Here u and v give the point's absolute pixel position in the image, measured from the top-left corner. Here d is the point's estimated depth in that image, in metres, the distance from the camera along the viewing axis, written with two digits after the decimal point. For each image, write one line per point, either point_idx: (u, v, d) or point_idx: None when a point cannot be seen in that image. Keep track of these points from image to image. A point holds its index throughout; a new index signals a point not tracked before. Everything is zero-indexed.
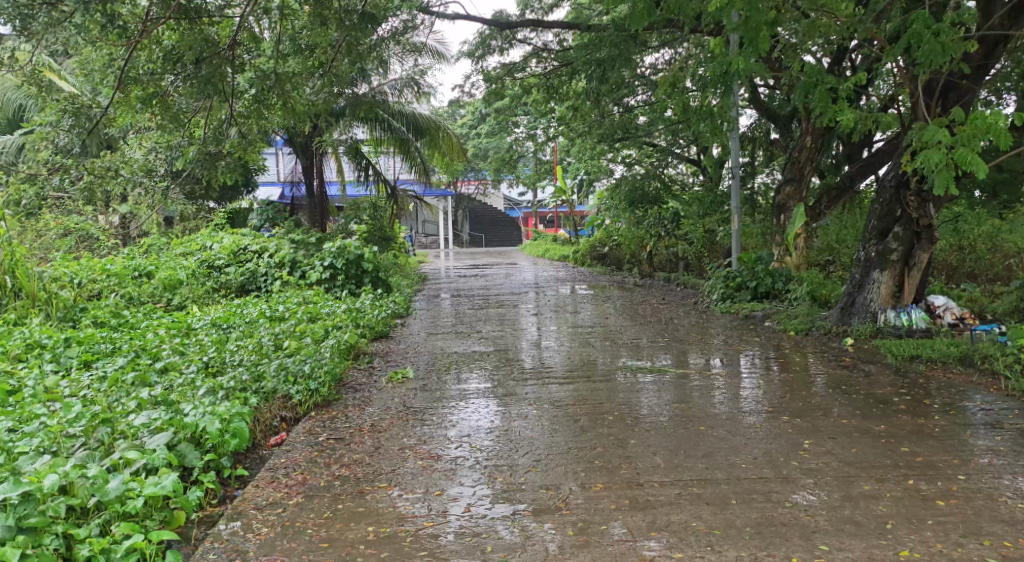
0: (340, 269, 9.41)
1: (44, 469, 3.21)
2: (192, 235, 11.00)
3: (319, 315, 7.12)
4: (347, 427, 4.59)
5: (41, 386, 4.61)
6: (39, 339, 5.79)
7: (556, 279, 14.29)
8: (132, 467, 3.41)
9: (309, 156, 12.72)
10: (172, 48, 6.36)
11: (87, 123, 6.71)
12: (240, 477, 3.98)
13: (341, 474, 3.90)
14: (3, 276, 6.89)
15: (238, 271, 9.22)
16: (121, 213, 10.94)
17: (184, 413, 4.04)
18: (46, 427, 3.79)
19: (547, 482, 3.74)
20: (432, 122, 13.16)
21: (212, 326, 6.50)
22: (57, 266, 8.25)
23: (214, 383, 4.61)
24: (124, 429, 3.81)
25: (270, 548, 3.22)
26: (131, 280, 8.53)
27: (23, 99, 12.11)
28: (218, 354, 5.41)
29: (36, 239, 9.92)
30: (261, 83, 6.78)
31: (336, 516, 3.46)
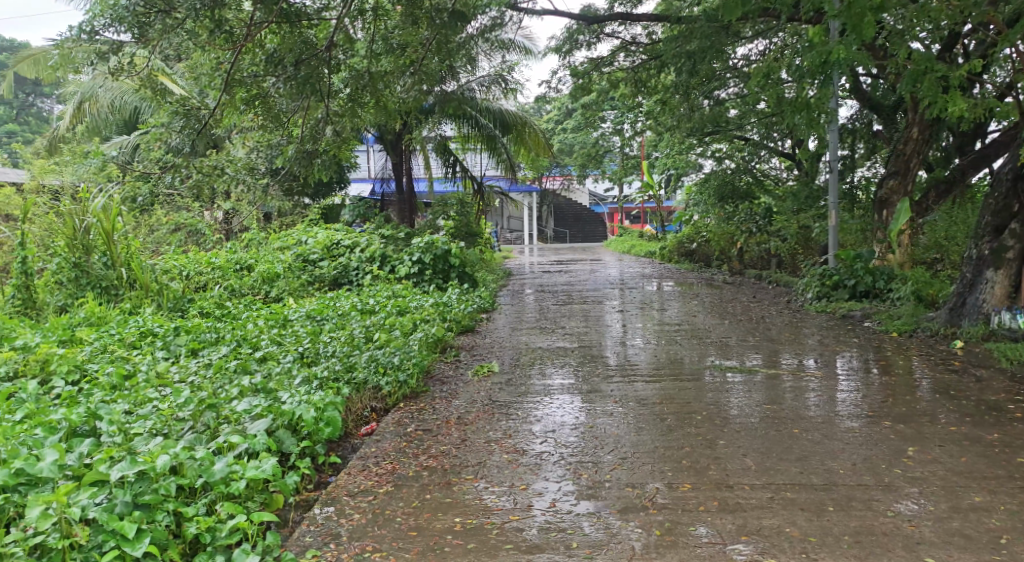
0: (428, 265, 9.59)
1: (156, 450, 3.39)
2: (288, 229, 11.37)
3: (407, 308, 7.26)
4: (434, 419, 4.67)
5: (153, 371, 4.88)
6: (151, 328, 6.12)
7: (642, 276, 14.11)
8: (235, 451, 3.56)
9: (400, 154, 12.98)
10: (275, 51, 6.56)
11: (197, 124, 7.04)
12: (333, 465, 4.11)
13: (428, 465, 3.98)
14: (119, 268, 7.25)
15: (331, 265, 9.48)
16: (224, 209, 11.42)
17: (281, 401, 4.21)
18: (158, 411, 4.01)
19: (632, 481, 3.72)
20: (518, 118, 13.30)
21: (307, 317, 6.73)
22: (167, 259, 8.70)
23: (309, 373, 4.79)
24: (228, 414, 3.98)
25: (362, 534, 3.30)
26: (234, 273, 8.91)
27: (138, 103, 12.81)
28: (313, 345, 5.59)
29: (148, 234, 10.42)
30: (355, 82, 7.03)
31: (423, 506, 3.54)
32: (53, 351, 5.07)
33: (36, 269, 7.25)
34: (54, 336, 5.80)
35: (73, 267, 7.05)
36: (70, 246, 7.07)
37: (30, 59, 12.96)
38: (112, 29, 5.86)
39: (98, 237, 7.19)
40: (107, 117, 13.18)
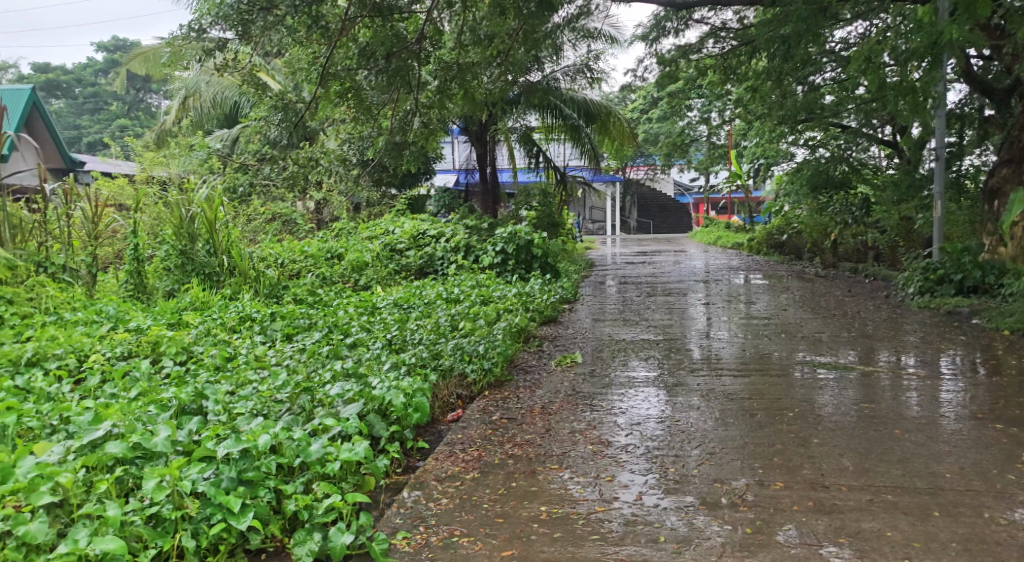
0: (511, 255, 9.64)
1: (258, 430, 3.54)
2: (377, 219, 11.61)
3: (491, 298, 7.34)
4: (519, 408, 4.71)
5: (252, 354, 5.11)
6: (250, 313, 6.37)
7: (728, 268, 13.82)
8: (329, 433, 3.67)
9: (484, 144, 13.06)
10: (366, 44, 6.66)
11: (294, 117, 7.28)
12: (421, 450, 4.18)
13: (513, 453, 4.01)
14: (220, 256, 7.55)
15: (417, 255, 9.65)
16: (316, 199, 11.75)
17: (372, 386, 4.32)
18: (258, 392, 4.18)
19: (721, 476, 3.67)
20: (603, 107, 13.19)
21: (394, 305, 6.88)
22: (264, 247, 9.03)
23: (398, 359, 4.91)
24: (322, 397, 4.11)
25: (450, 518, 3.36)
26: (324, 262, 9.17)
27: (238, 98, 13.30)
28: (400, 332, 5.71)
29: (247, 223, 10.84)
30: (444, 74, 7.09)
31: (510, 493, 3.57)
32: (162, 333, 5.34)
33: (146, 256, 7.66)
34: (162, 320, 6.11)
35: (179, 254, 7.41)
36: (177, 234, 7.45)
37: (140, 57, 13.62)
38: (218, 27, 6.10)
39: (201, 226, 7.51)
40: (209, 112, 13.73)
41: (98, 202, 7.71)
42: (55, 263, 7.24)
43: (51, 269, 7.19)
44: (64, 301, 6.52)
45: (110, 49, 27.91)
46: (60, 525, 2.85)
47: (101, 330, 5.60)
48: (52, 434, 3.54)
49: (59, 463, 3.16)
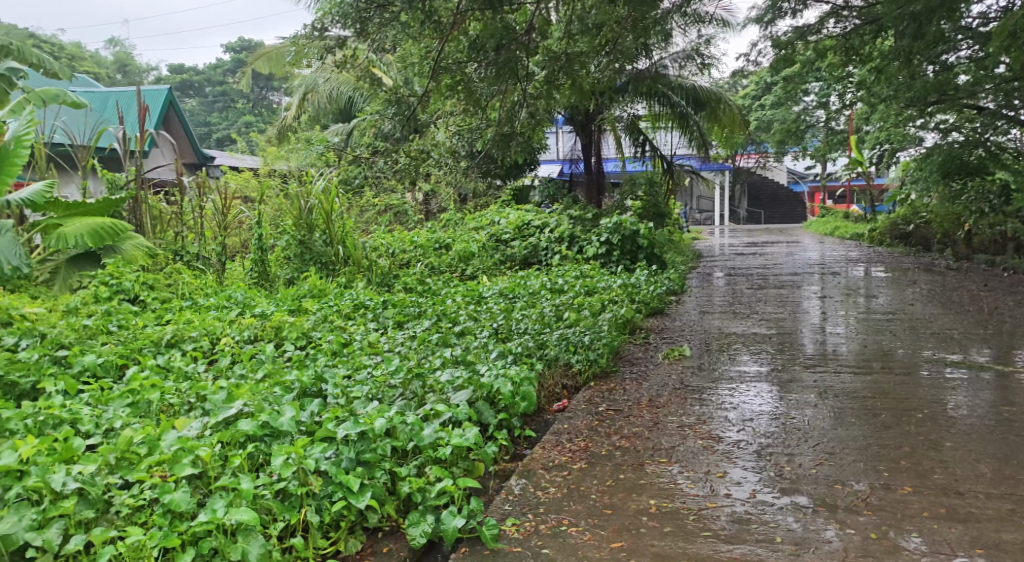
0: (616, 245, 9.56)
1: (374, 413, 3.68)
2: (484, 209, 11.77)
3: (595, 289, 7.32)
4: (626, 400, 4.68)
5: (366, 340, 5.31)
6: (363, 300, 6.61)
7: (846, 260, 13.26)
8: (441, 418, 3.77)
9: (589, 134, 12.99)
10: (476, 37, 6.75)
11: (407, 110, 7.46)
12: (529, 438, 4.22)
13: (621, 445, 4.00)
14: (336, 245, 7.83)
15: (522, 245, 9.73)
16: (425, 190, 11.99)
17: (480, 374, 4.40)
18: (373, 377, 4.34)
19: (840, 477, 3.56)
20: (714, 95, 12.90)
21: (500, 295, 6.98)
22: (375, 237, 9.32)
23: (504, 347, 4.98)
24: (433, 384, 4.21)
25: (559, 507, 3.39)
26: (433, 251, 9.38)
27: (352, 93, 13.72)
28: (506, 322, 5.79)
29: (359, 214, 11.18)
30: (552, 64, 7.14)
31: (618, 485, 3.57)
32: (284, 320, 5.61)
33: (269, 246, 8.06)
34: (284, 306, 6.43)
35: (298, 244, 7.76)
36: (297, 225, 7.78)
37: (263, 56, 14.30)
38: (338, 25, 6.38)
39: (319, 217, 7.80)
40: (325, 107, 14.25)
41: (226, 194, 8.17)
42: (189, 251, 7.78)
43: (186, 258, 7.75)
44: (198, 286, 6.96)
45: (239, 50, 29.39)
46: (200, 495, 3.06)
47: (231, 314, 5.95)
48: (190, 411, 3.81)
49: (197, 438, 3.40)
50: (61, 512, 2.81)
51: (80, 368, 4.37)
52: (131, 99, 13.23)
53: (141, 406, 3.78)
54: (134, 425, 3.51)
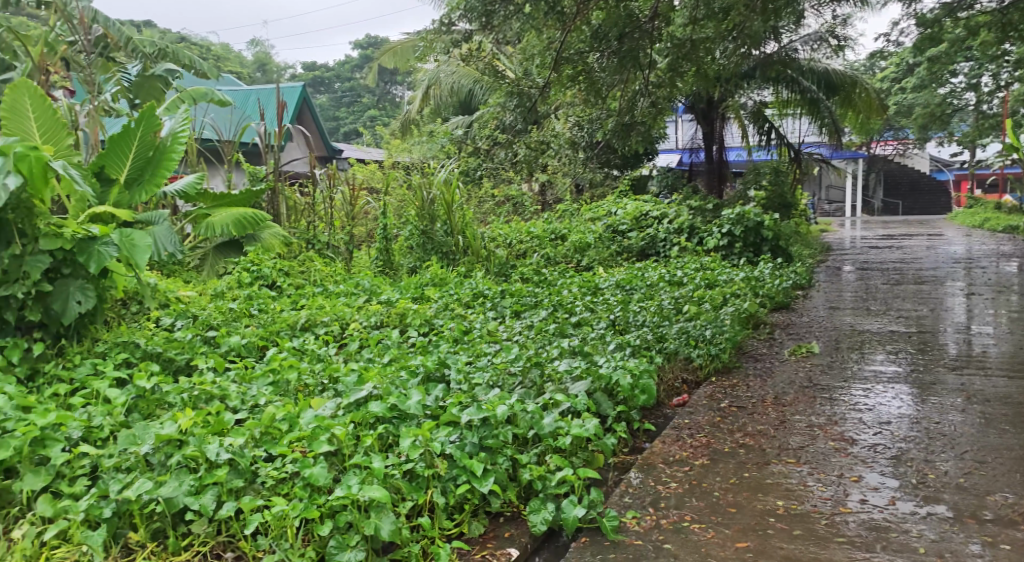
0: (738, 237, 9.29)
1: (496, 400, 3.76)
2: (601, 199, 11.71)
3: (717, 281, 7.14)
4: (750, 397, 4.58)
5: (485, 329, 5.43)
6: (481, 290, 6.74)
7: (992, 255, 12.40)
8: (560, 408, 3.81)
9: (712, 122, 12.65)
10: (598, 26, 6.69)
11: (528, 102, 7.49)
12: (648, 432, 4.19)
13: (745, 443, 3.92)
14: (456, 236, 8.00)
15: (639, 236, 9.63)
16: (542, 181, 12.01)
17: (599, 365, 4.41)
18: (494, 365, 4.43)
19: (991, 489, 3.37)
20: (849, 78, 12.19)
21: (617, 287, 6.94)
22: (494, 228, 9.47)
23: (622, 340, 4.95)
24: (552, 373, 4.25)
25: (680, 503, 3.36)
26: (549, 242, 9.42)
27: (473, 86, 13.91)
28: (623, 313, 5.76)
29: (479, 205, 11.35)
30: (676, 52, 6.90)
31: (743, 483, 3.51)
32: (408, 307, 5.80)
33: (393, 235, 8.33)
34: (407, 294, 6.64)
35: (420, 234, 7.97)
36: (419, 215, 8.01)
37: (390, 52, 14.73)
38: (464, 19, 6.59)
39: (440, 207, 8.02)
40: (447, 100, 14.52)
41: (354, 186, 8.57)
42: (321, 240, 8.22)
43: (317, 247, 8.15)
44: (328, 274, 7.26)
45: (366, 46, 30.42)
46: (336, 471, 3.24)
47: (359, 301, 6.21)
48: (323, 391, 4.02)
49: (332, 417, 3.59)
50: (214, 480, 3.05)
51: (226, 348, 4.69)
52: (270, 95, 13.95)
53: (281, 385, 4.02)
54: (275, 402, 3.74)
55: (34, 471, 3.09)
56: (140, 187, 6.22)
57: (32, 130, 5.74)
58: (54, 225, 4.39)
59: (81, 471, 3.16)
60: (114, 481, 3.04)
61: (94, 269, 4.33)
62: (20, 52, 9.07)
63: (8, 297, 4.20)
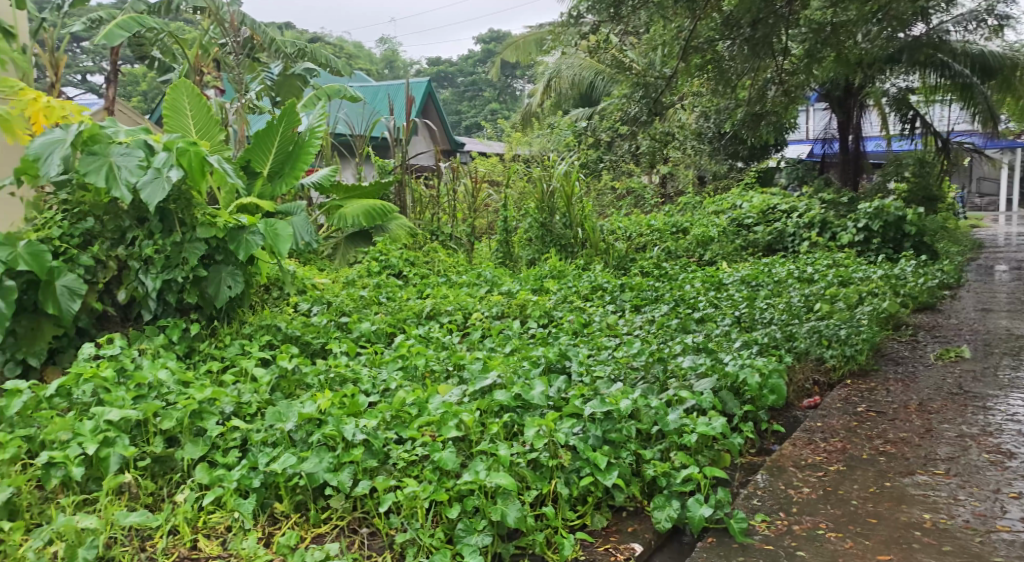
0: (876, 232, 8.85)
1: (619, 395, 3.72)
2: (726, 192, 11.39)
3: (852, 279, 6.81)
4: (890, 402, 4.36)
5: (605, 322, 5.40)
6: (601, 283, 6.70)
7: None
8: (684, 405, 3.75)
9: (847, 112, 12.05)
10: (730, 12, 6.35)
11: (654, 92, 7.35)
12: (777, 433, 4.06)
13: (886, 450, 3.74)
14: (576, 228, 8.00)
15: (766, 231, 9.30)
16: (663, 173, 11.81)
17: (724, 362, 4.28)
18: (616, 358, 4.39)
19: None
20: (1007, 60, 11.49)
21: (742, 282, 6.76)
22: (614, 221, 9.40)
23: (749, 337, 4.78)
24: (675, 368, 4.17)
25: (814, 509, 3.25)
26: (670, 236, 9.27)
27: (595, 78, 13.81)
28: (750, 310, 5.59)
29: (599, 197, 11.26)
30: (814, 37, 6.54)
31: (882, 493, 3.35)
32: (528, 298, 5.85)
33: (515, 226, 8.39)
34: (528, 285, 6.70)
35: (540, 227, 8.00)
36: (539, 207, 8.03)
37: (513, 46, 14.85)
38: (592, 11, 6.55)
39: (560, 200, 8.02)
40: (568, 93, 14.49)
41: (476, 178, 8.71)
42: (444, 232, 8.44)
43: (441, 238, 8.34)
44: (450, 265, 7.41)
45: (489, 41, 30.79)
46: (463, 456, 3.33)
47: (481, 291, 6.32)
48: (448, 378, 4.12)
49: (458, 403, 3.68)
50: (351, 459, 3.20)
51: (358, 334, 4.88)
52: (398, 90, 14.34)
53: (409, 370, 4.15)
54: (405, 386, 3.86)
55: (192, 442, 3.37)
56: (281, 179, 6.56)
57: (189, 126, 6.14)
58: (208, 214, 4.69)
59: (232, 442, 3.40)
60: (263, 454, 3.26)
61: (242, 257, 4.63)
62: (178, 55, 9.73)
63: (170, 280, 4.53)
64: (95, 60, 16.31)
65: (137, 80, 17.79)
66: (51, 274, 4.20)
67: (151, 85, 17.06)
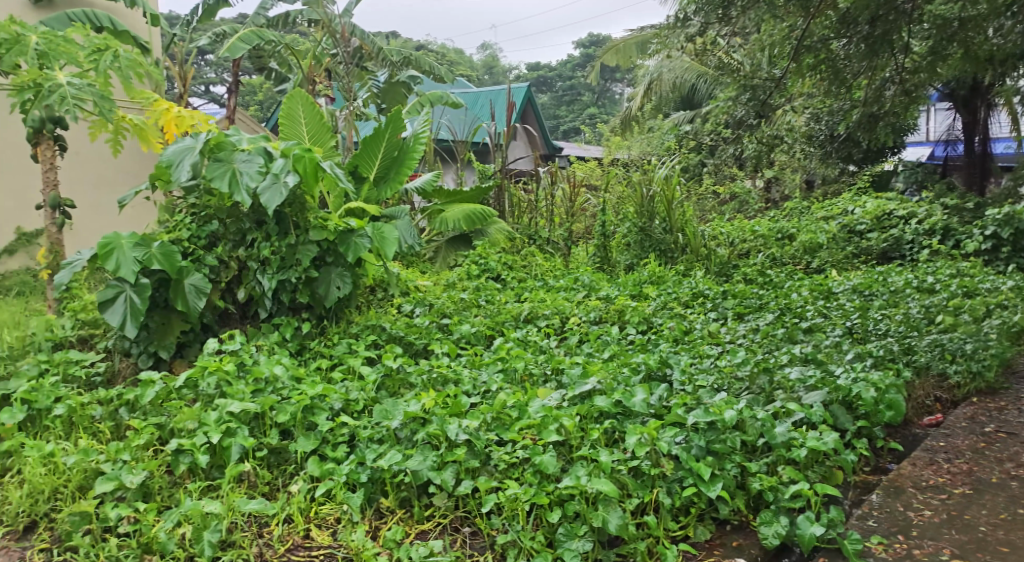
0: (1006, 240, 8.21)
1: (723, 404, 3.60)
2: (836, 197, 10.93)
3: (976, 290, 6.41)
4: (1022, 423, 4.09)
5: (707, 330, 5.28)
6: (702, 289, 6.54)
7: None
8: (793, 418, 3.61)
9: (972, 111, 11.36)
10: (847, 10, 6.12)
11: (762, 95, 7.13)
12: (894, 451, 3.85)
13: (1016, 475, 3.52)
14: (676, 233, 7.83)
15: (880, 238, 8.89)
16: (769, 176, 11.46)
17: (836, 375, 4.09)
18: (719, 367, 4.26)
19: None
20: None
21: (853, 292, 6.47)
22: (716, 226, 9.20)
23: (863, 349, 4.55)
24: (782, 380, 4.01)
25: (935, 534, 3.10)
26: (776, 242, 9.00)
27: (698, 79, 13.56)
28: (862, 320, 5.34)
29: (700, 202, 11.03)
30: (939, 32, 6.23)
31: (1014, 521, 3.17)
32: (627, 303, 5.77)
33: (613, 231, 8.31)
34: (626, 290, 6.62)
35: (639, 232, 7.91)
36: (639, 212, 7.94)
37: (613, 50, 14.74)
38: (700, 13, 6.42)
39: (660, 204, 7.89)
40: (670, 96, 14.28)
41: (574, 182, 8.70)
42: (542, 236, 8.46)
43: (539, 243, 8.36)
44: (548, 269, 7.40)
45: (589, 45, 30.70)
46: (563, 461, 3.32)
47: (579, 296, 6.29)
48: (547, 382, 4.12)
49: (558, 408, 3.67)
50: (455, 458, 3.24)
51: (459, 335, 4.93)
52: (498, 96, 14.47)
53: (510, 373, 4.17)
54: (506, 389, 3.88)
55: (305, 435, 3.48)
56: (387, 184, 6.73)
57: (303, 133, 6.38)
58: (321, 218, 4.84)
59: (341, 437, 3.49)
60: (370, 450, 3.35)
61: (351, 259, 4.76)
62: (292, 65, 10.11)
63: (284, 280, 4.72)
64: (216, 72, 17.20)
65: (254, 90, 18.64)
66: (180, 273, 4.44)
67: (266, 94, 17.84)
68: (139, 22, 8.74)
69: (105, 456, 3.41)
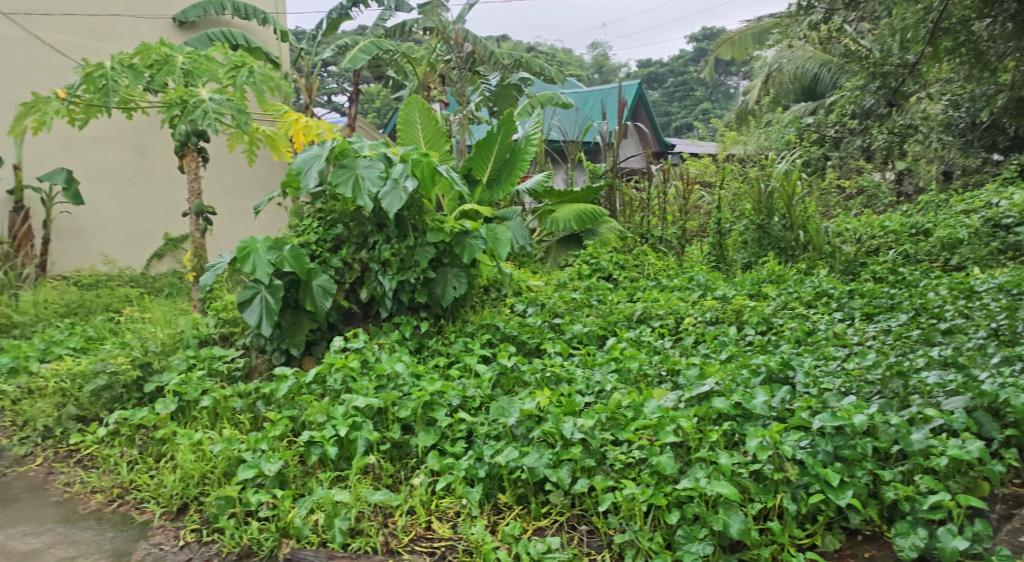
0: None
1: (852, 409, 3.42)
2: (977, 189, 10.19)
3: None
4: None
5: (832, 331, 5.04)
6: (826, 288, 6.26)
7: None
8: (931, 425, 3.41)
9: None
10: None
11: (894, 82, 6.75)
12: None
13: None
14: (797, 230, 7.53)
15: None
16: (901, 168, 10.83)
17: (978, 379, 3.82)
18: (847, 370, 4.06)
19: None
20: None
21: (998, 291, 6.03)
22: (841, 222, 8.80)
23: (1011, 352, 4.23)
24: (918, 384, 3.77)
25: None
26: (908, 238, 8.50)
27: (819, 69, 13.01)
28: (1009, 320, 4.95)
29: (823, 198, 10.55)
30: None
31: None
32: (745, 303, 5.58)
33: (728, 228, 8.10)
34: (744, 290, 6.42)
35: (757, 229, 7.66)
36: (756, 209, 7.69)
37: (727, 42, 14.28)
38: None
39: (780, 200, 7.61)
40: (789, 86, 13.79)
41: (688, 179, 8.51)
42: (654, 234, 8.34)
43: (651, 242, 8.25)
44: (662, 268, 7.27)
45: (703, 38, 29.99)
46: (681, 463, 3.25)
47: (693, 296, 6.15)
48: (662, 384, 4.05)
49: (675, 408, 3.59)
50: (570, 457, 3.25)
51: (571, 335, 4.94)
52: (610, 94, 14.34)
53: (624, 373, 4.12)
54: (621, 389, 3.85)
55: (425, 430, 3.57)
56: (499, 186, 6.82)
57: (419, 137, 6.54)
58: (438, 220, 4.95)
59: (459, 433, 3.56)
60: (488, 447, 3.40)
61: (467, 260, 4.86)
62: (408, 73, 10.32)
63: (404, 280, 4.85)
64: (338, 81, 17.87)
65: (372, 97, 19.23)
66: (309, 274, 4.64)
67: (384, 101, 18.39)
68: (269, 39, 9.13)
69: (246, 444, 3.61)
